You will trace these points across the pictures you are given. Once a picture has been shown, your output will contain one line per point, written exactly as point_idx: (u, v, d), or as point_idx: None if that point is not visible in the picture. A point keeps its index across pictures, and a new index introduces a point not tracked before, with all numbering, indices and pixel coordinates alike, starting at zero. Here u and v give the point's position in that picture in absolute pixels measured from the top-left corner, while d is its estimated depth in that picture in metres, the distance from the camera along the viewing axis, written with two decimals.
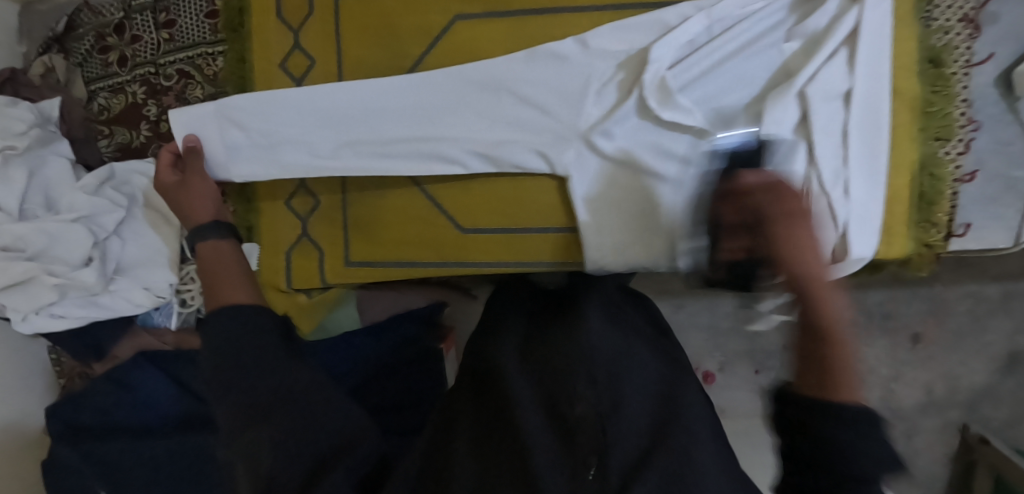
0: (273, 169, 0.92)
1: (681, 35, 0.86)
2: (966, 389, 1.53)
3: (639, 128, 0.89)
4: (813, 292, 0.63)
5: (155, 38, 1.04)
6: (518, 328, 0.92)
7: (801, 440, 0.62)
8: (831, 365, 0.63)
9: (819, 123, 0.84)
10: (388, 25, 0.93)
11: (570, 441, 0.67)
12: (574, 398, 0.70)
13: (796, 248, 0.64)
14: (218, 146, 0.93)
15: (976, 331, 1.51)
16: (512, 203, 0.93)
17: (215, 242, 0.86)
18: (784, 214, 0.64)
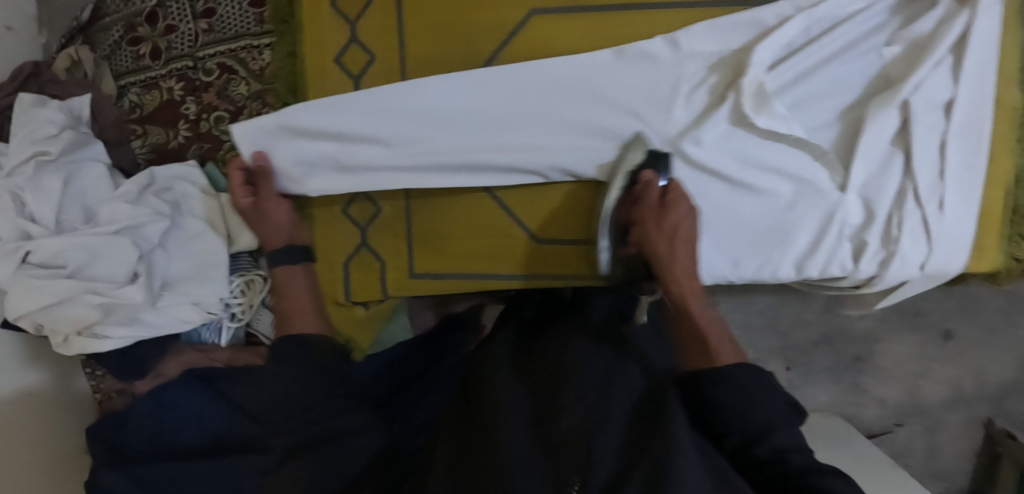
0: (350, 177, 0.86)
1: (781, 37, 0.81)
2: (995, 384, 1.54)
3: (729, 134, 0.86)
4: (674, 277, 0.86)
5: (191, 29, 0.94)
6: (509, 342, 0.95)
7: (717, 414, 0.80)
8: (694, 331, 0.87)
9: (920, 135, 0.83)
10: (459, 19, 0.86)
11: (554, 455, 0.70)
12: (560, 413, 0.74)
13: (665, 239, 0.83)
14: (287, 158, 0.86)
15: (1008, 327, 1.51)
16: (592, 214, 0.88)
17: (288, 270, 0.90)
18: (665, 215, 0.83)
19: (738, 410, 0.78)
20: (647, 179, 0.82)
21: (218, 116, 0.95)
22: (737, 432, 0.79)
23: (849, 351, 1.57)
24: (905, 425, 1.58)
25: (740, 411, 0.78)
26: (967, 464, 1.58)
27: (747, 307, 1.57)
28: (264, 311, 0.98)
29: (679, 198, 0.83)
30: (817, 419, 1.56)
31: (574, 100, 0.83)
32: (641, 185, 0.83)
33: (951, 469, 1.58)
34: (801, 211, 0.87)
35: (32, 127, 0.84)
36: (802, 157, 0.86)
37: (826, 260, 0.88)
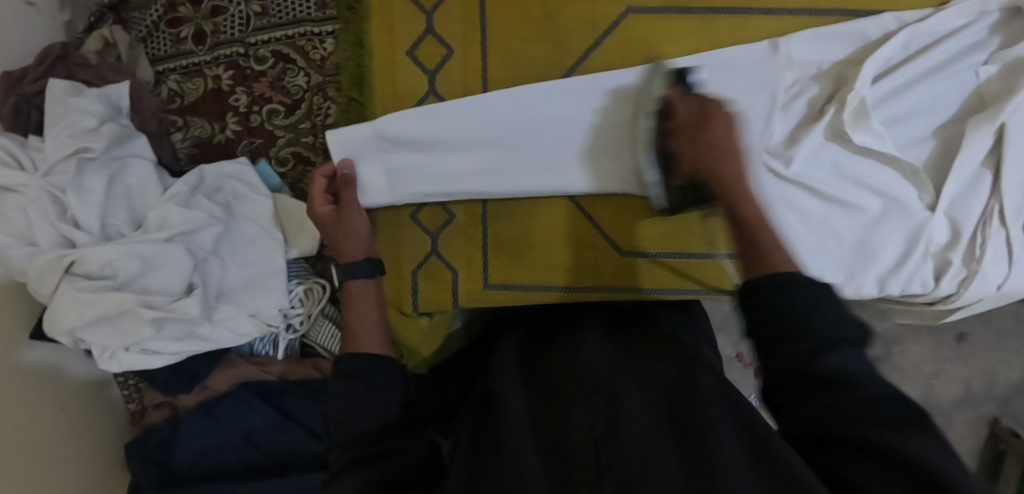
0: (436, 188, 0.83)
1: (884, 53, 0.77)
2: (1003, 385, 1.44)
3: (824, 148, 0.82)
4: (724, 187, 0.69)
5: (242, 12, 0.86)
6: (517, 342, 0.83)
7: (785, 332, 0.58)
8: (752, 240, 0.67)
9: (1012, 154, 0.79)
10: (549, 14, 0.80)
11: (567, 466, 0.57)
12: (573, 420, 0.62)
13: (704, 145, 0.69)
14: (378, 173, 0.83)
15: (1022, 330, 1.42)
16: (691, 227, 0.85)
17: (360, 288, 0.78)
18: (705, 127, 0.69)
19: (817, 323, 0.58)
20: (670, 97, 0.72)
21: (271, 109, 0.88)
22: (800, 342, 0.57)
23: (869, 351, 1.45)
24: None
25: (815, 322, 0.58)
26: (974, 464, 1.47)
27: None
28: (324, 322, 0.91)
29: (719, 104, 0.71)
30: None
31: (619, 114, 0.80)
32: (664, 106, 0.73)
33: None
34: (892, 229, 0.83)
35: (70, 120, 0.74)
36: (892, 176, 0.82)
37: (907, 278, 0.85)
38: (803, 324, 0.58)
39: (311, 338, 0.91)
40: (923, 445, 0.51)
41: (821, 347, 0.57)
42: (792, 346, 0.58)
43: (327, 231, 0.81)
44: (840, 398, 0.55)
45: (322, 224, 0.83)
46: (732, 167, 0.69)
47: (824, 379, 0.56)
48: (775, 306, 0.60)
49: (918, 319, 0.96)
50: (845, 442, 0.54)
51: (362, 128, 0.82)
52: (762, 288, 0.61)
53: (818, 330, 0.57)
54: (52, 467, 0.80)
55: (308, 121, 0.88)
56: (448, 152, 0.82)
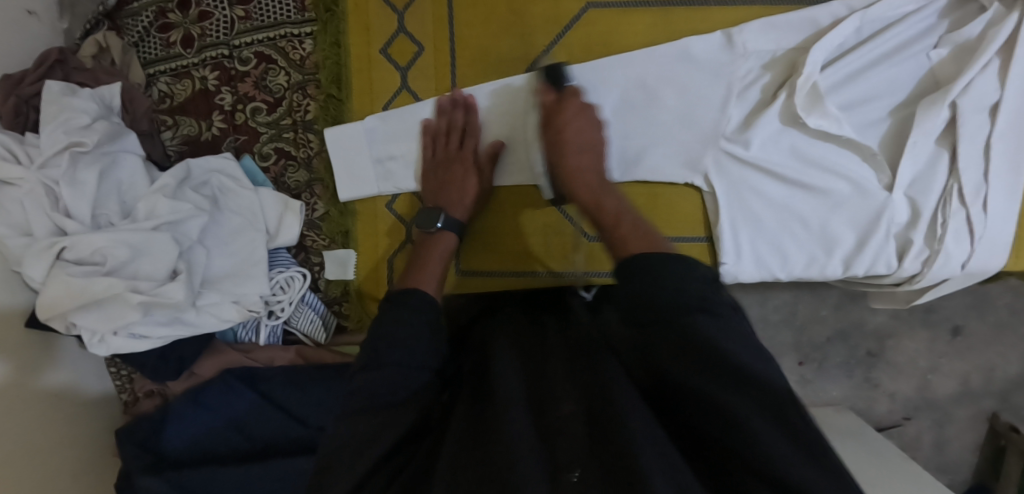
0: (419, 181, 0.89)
1: (836, 38, 0.80)
2: (1002, 379, 1.40)
3: (780, 133, 0.84)
4: (564, 175, 0.77)
5: (227, 16, 0.91)
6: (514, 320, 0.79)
7: (668, 310, 0.58)
8: (608, 227, 0.71)
9: (966, 134, 0.80)
10: (515, 12, 0.85)
11: (552, 442, 0.55)
12: (571, 400, 0.59)
13: (561, 140, 0.77)
14: (367, 164, 0.89)
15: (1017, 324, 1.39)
16: (654, 211, 0.90)
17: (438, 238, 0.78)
18: (554, 121, 0.78)
19: (687, 317, 0.57)
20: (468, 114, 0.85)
21: (254, 107, 0.92)
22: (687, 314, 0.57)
23: (862, 347, 1.41)
24: (913, 419, 1.42)
25: (681, 314, 0.57)
26: (975, 460, 1.43)
27: (763, 303, 1.39)
28: (304, 308, 0.94)
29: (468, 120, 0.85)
30: (827, 412, 1.36)
31: (391, 131, 0.88)
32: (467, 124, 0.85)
33: (957, 463, 1.42)
34: (854, 209, 0.84)
35: (65, 118, 0.79)
36: (852, 158, 0.84)
37: (872, 258, 0.85)
38: (685, 321, 0.57)
39: (293, 324, 0.94)
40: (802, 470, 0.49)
41: (691, 311, 0.57)
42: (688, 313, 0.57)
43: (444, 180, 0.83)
44: (737, 390, 0.53)
45: (448, 174, 0.84)
46: (567, 162, 0.77)
47: (710, 354, 0.54)
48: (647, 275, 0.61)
49: (892, 305, 0.97)
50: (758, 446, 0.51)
51: (354, 124, 0.89)
52: (643, 273, 0.61)
53: (685, 321, 0.57)
54: (54, 444, 0.82)
55: (289, 117, 0.92)
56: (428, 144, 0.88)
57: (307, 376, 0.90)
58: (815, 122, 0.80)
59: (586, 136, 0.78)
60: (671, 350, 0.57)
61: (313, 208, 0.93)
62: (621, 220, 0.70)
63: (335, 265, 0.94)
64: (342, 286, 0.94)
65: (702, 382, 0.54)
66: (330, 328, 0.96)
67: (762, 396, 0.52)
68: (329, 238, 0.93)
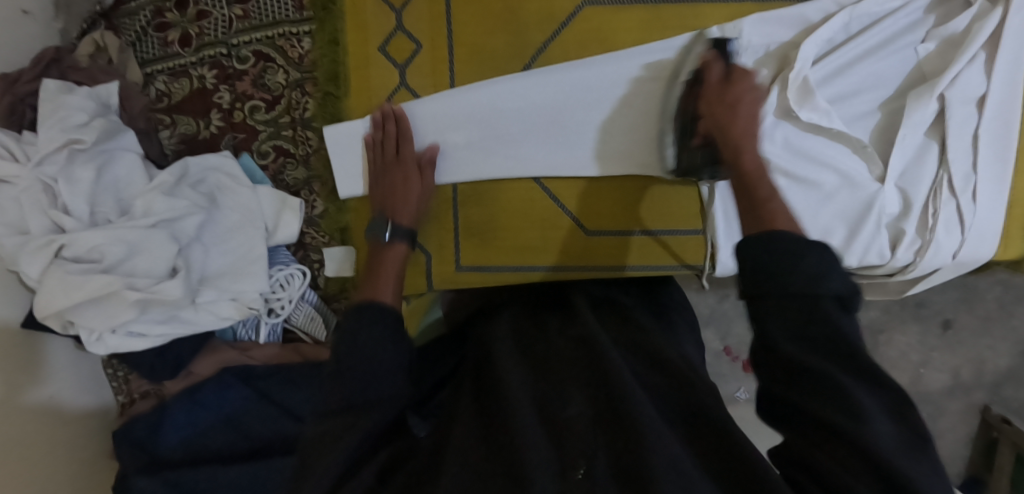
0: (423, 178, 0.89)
1: (825, 33, 0.82)
2: (993, 372, 1.42)
3: (775, 125, 0.85)
4: (729, 148, 0.71)
5: (225, 15, 0.91)
6: (521, 320, 0.80)
7: (796, 294, 0.54)
8: (756, 198, 0.65)
9: (955, 126, 0.82)
10: (510, 10, 0.86)
11: (562, 442, 0.56)
12: (584, 405, 0.60)
13: (734, 116, 0.72)
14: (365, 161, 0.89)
15: (1004, 317, 1.41)
16: (651, 205, 0.91)
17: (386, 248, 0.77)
18: (729, 91, 0.74)
19: (824, 303, 0.53)
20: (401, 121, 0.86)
21: (253, 106, 0.93)
22: (813, 299, 0.53)
23: None
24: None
25: (818, 299, 0.53)
26: (969, 452, 1.44)
27: None
28: (303, 306, 0.94)
29: (404, 128, 0.86)
30: None
31: None
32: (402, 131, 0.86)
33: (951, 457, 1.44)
34: (845, 202, 0.86)
35: (62, 115, 0.79)
36: (842, 150, 0.86)
37: (864, 248, 0.86)
38: (824, 308, 0.53)
39: (293, 322, 0.94)
40: (914, 466, 0.48)
41: (817, 300, 0.53)
42: (817, 300, 0.53)
43: (393, 189, 0.83)
44: (861, 381, 0.51)
45: (395, 184, 0.83)
46: (736, 136, 0.71)
47: (844, 345, 0.52)
48: (772, 261, 0.56)
49: (882, 295, 0.98)
50: (845, 447, 0.49)
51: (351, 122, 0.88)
52: (764, 252, 0.57)
53: (821, 308, 0.53)
54: (53, 443, 0.82)
55: (288, 115, 0.93)
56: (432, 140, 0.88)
57: (306, 373, 0.90)
58: (809, 115, 0.82)
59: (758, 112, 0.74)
60: (789, 340, 0.53)
61: (313, 205, 0.94)
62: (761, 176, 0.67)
63: (333, 262, 0.93)
64: (340, 283, 0.94)
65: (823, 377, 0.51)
66: (330, 326, 0.96)
67: (864, 393, 0.50)
68: (328, 235, 0.93)
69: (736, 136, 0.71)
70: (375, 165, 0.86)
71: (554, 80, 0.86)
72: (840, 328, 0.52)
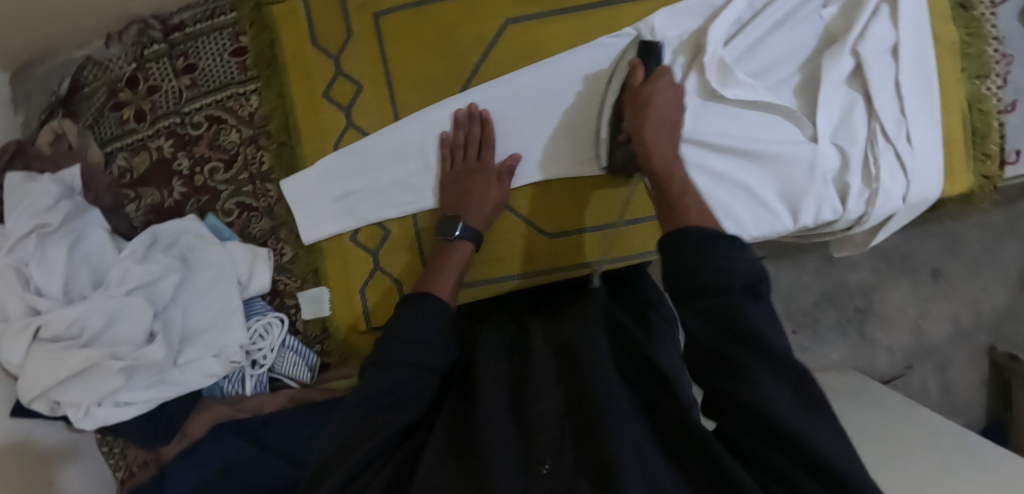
0: (382, 215, 0.92)
1: (730, 15, 0.87)
2: (991, 312, 1.43)
3: (702, 107, 0.89)
4: (644, 146, 0.75)
5: (175, 86, 0.95)
6: (505, 325, 0.81)
7: (705, 284, 0.57)
8: (672, 196, 0.70)
9: (875, 76, 0.87)
10: (442, 37, 0.90)
11: (528, 439, 0.60)
12: (572, 396, 0.63)
13: (659, 109, 0.77)
14: (326, 205, 0.92)
15: (989, 256, 1.42)
16: (606, 202, 0.94)
17: (459, 242, 0.82)
18: (645, 89, 0.78)
19: (725, 293, 0.56)
20: (484, 121, 0.88)
21: (212, 168, 0.95)
22: (712, 287, 0.57)
23: (850, 304, 1.42)
24: (914, 366, 1.43)
25: (727, 290, 0.56)
26: (985, 396, 1.43)
27: None
28: (286, 353, 0.94)
29: (487, 125, 0.88)
30: (830, 375, 1.36)
31: (347, 169, 0.92)
32: (483, 128, 0.88)
33: (968, 405, 1.42)
34: (788, 165, 0.89)
35: (30, 201, 0.83)
36: (775, 120, 0.89)
37: (818, 205, 0.89)
38: (728, 299, 0.56)
39: (277, 370, 0.94)
40: (823, 442, 0.51)
41: (725, 285, 0.56)
42: (717, 285, 0.57)
43: (463, 189, 0.86)
44: (772, 362, 0.54)
45: (466, 187, 0.87)
46: (648, 132, 0.75)
47: (744, 330, 0.55)
48: (677, 255, 0.60)
49: (854, 249, 1.04)
50: (783, 436, 0.52)
51: (307, 172, 0.92)
52: (688, 242, 0.60)
53: (730, 299, 0.56)
54: None
55: (246, 171, 0.95)
56: (379, 181, 0.92)
57: (301, 416, 0.90)
58: (735, 92, 0.87)
59: (675, 109, 0.78)
60: (704, 329, 0.57)
61: (282, 252, 0.95)
62: (687, 191, 0.69)
63: (309, 304, 0.95)
64: (320, 323, 0.95)
65: (742, 354, 0.55)
66: (314, 369, 0.96)
67: (767, 377, 0.54)
68: (301, 279, 0.95)
69: (648, 137, 0.75)
70: (452, 164, 0.89)
71: (490, 99, 0.89)
72: (741, 311, 0.55)
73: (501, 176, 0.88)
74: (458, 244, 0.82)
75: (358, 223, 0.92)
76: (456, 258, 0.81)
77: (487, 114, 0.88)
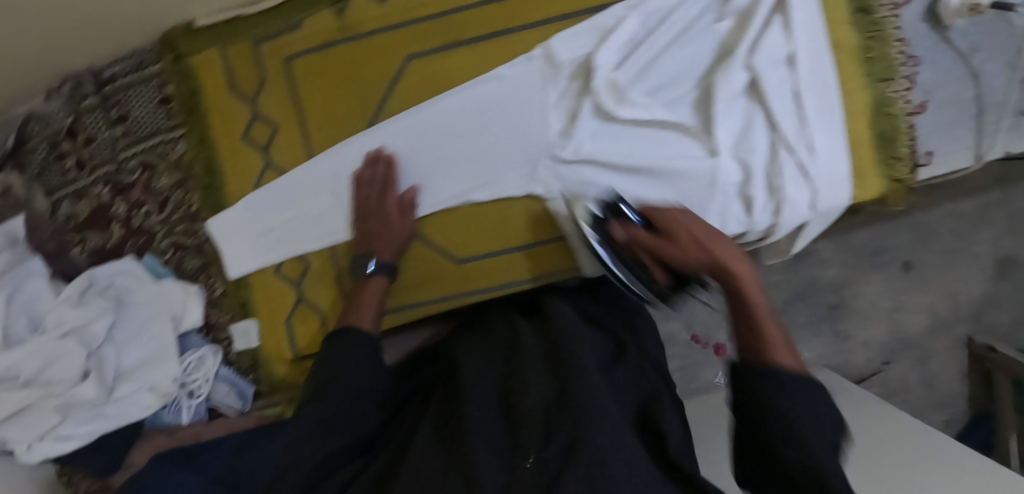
0: (299, 249, 0.96)
1: (621, 36, 0.88)
2: (968, 303, 1.39)
3: (602, 129, 0.90)
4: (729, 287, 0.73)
5: (109, 136, 1.01)
6: (487, 332, 0.90)
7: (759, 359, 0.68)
8: (767, 344, 0.69)
9: (771, 89, 0.88)
10: (348, 76, 0.94)
11: (515, 433, 0.68)
12: (550, 392, 0.71)
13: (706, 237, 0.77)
14: (249, 242, 0.97)
15: (963, 245, 1.36)
16: (511, 225, 0.94)
17: (370, 280, 0.91)
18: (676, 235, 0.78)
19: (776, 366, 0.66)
20: (384, 161, 0.92)
21: (146, 211, 1.01)
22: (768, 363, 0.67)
23: (822, 302, 1.36)
24: (893, 362, 1.40)
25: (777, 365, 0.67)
26: (964, 386, 1.42)
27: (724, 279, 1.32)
28: (222, 383, 1.00)
29: (386, 165, 0.92)
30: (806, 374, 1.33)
31: (265, 207, 0.96)
32: (384, 166, 0.92)
33: (945, 396, 1.41)
34: (691, 180, 0.90)
35: None
36: (675, 136, 0.90)
37: (720, 217, 0.91)
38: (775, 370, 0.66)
39: (214, 399, 1.00)
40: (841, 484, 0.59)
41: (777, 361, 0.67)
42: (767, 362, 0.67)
43: (371, 227, 0.92)
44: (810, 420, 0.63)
45: (373, 225, 0.92)
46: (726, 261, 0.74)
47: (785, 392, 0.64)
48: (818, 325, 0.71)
49: (782, 257, 1.02)
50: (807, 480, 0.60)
51: (228, 213, 0.97)
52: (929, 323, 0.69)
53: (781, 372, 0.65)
54: None
55: (177, 212, 1.00)
56: (295, 217, 0.95)
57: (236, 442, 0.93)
58: (629, 113, 0.88)
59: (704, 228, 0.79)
60: (753, 395, 0.66)
61: (213, 288, 1.00)
62: (771, 324, 0.70)
63: (242, 335, 1.00)
64: (250, 355, 1.00)
65: (783, 410, 0.63)
66: (248, 397, 1.01)
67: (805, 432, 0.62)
68: (231, 312, 1.00)
69: (733, 276, 0.73)
70: (359, 203, 0.93)
71: (396, 132, 0.93)
72: (783, 380, 0.65)
73: (403, 210, 0.92)
74: (369, 282, 0.91)
75: (278, 258, 0.97)
76: (367, 295, 0.90)
77: (387, 154, 0.92)
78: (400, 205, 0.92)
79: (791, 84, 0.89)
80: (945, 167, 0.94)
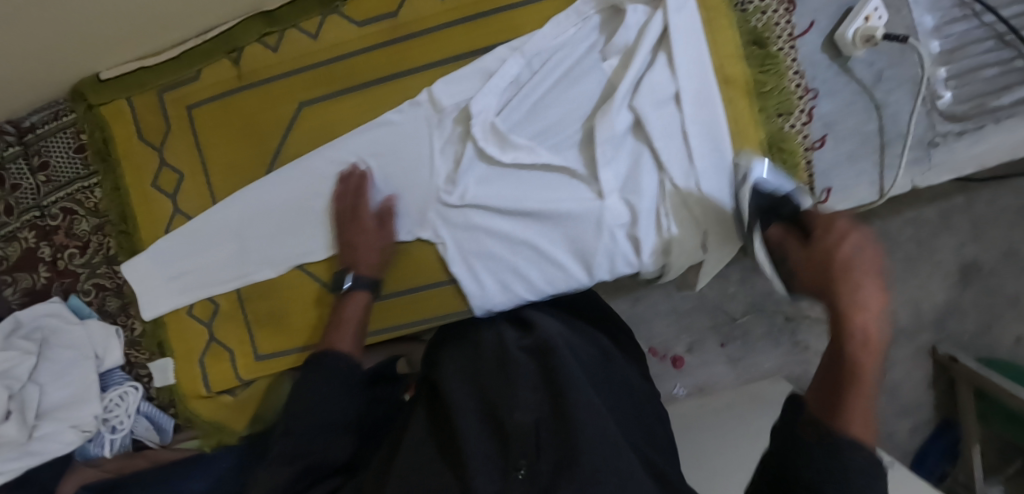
0: (208, 290, 1.00)
1: (501, 80, 0.87)
2: (931, 311, 1.32)
3: (487, 173, 0.91)
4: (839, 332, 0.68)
5: (33, 183, 1.04)
6: (472, 336, 0.92)
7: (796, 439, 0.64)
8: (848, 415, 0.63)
9: (655, 130, 0.86)
10: (245, 123, 0.96)
11: (505, 446, 0.72)
12: (542, 410, 0.74)
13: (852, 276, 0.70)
14: (161, 284, 1.00)
15: (926, 253, 1.29)
16: (404, 268, 0.95)
17: (353, 295, 0.91)
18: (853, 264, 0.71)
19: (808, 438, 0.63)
20: (360, 174, 0.91)
21: (70, 254, 1.06)
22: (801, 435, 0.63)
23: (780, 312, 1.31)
24: None
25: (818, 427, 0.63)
26: (931, 395, 1.35)
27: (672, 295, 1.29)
28: (143, 417, 1.06)
29: (361, 178, 0.91)
30: (762, 384, 1.27)
31: (174, 250, 0.99)
32: (359, 180, 0.91)
33: (909, 406, 1.35)
34: (580, 221, 0.89)
35: None
36: (563, 178, 0.90)
37: (609, 258, 0.90)
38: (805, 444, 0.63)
39: (136, 432, 1.06)
40: None
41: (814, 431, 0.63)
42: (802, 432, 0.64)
43: (351, 241, 0.91)
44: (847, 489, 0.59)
45: (352, 239, 0.91)
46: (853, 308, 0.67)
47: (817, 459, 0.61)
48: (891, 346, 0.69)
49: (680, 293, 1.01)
50: None
51: (139, 258, 1.00)
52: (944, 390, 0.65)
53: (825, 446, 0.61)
54: None
55: (98, 255, 1.05)
56: (203, 258, 0.99)
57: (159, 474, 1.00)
58: (516, 155, 0.87)
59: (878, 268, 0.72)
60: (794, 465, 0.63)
61: (132, 327, 1.06)
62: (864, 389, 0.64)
63: (160, 372, 1.04)
64: (168, 392, 1.05)
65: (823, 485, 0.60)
66: (167, 429, 1.08)
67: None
68: (149, 351, 1.05)
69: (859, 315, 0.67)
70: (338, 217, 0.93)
71: (291, 178, 0.94)
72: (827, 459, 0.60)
73: (377, 222, 0.91)
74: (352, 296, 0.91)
75: (189, 299, 1.00)
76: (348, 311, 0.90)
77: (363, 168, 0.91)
78: (377, 217, 0.91)
79: (678, 122, 0.87)
80: (845, 203, 0.93)
